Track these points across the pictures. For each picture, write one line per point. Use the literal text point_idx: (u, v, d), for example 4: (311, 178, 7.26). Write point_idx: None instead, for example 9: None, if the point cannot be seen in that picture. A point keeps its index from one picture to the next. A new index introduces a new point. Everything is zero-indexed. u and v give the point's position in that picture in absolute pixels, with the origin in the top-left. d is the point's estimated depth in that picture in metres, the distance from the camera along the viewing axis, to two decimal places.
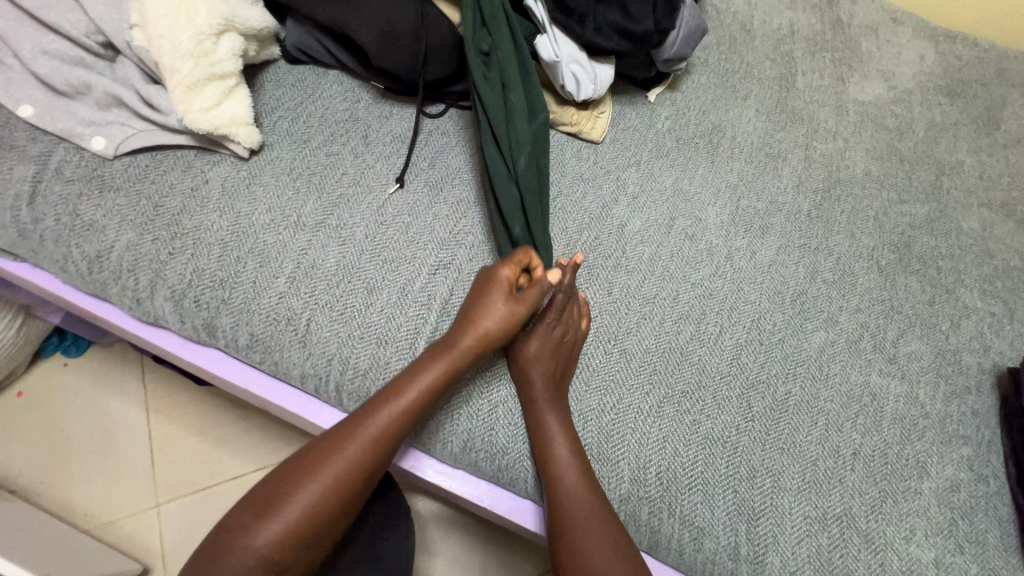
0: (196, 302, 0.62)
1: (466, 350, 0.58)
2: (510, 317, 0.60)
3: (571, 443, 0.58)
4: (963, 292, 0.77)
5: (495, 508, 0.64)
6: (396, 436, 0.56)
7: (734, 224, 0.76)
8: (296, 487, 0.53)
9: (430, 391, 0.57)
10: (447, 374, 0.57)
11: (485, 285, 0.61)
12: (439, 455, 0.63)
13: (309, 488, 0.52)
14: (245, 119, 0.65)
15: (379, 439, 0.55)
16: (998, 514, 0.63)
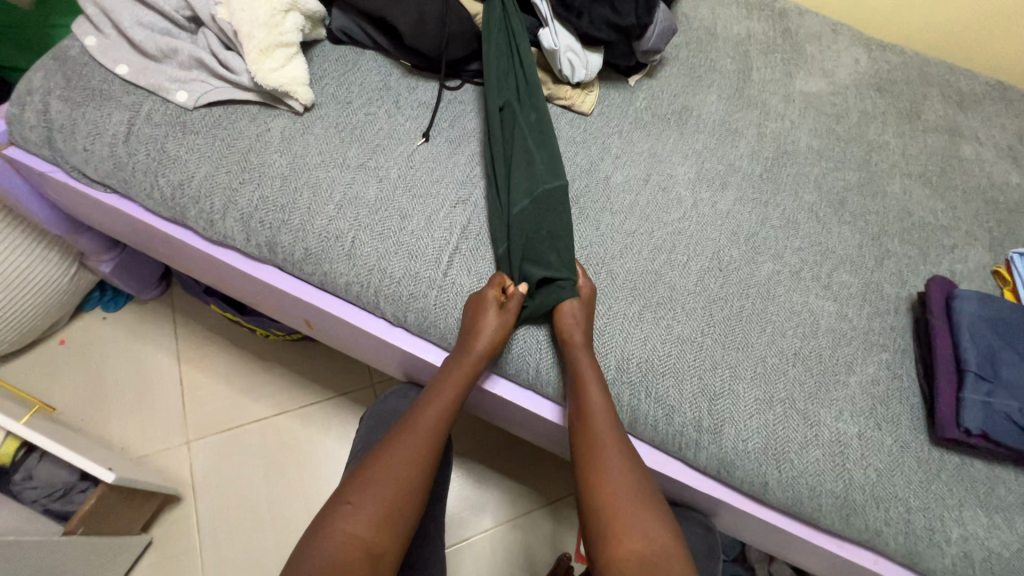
0: (261, 223, 0.76)
1: (478, 355, 0.70)
2: (505, 325, 0.71)
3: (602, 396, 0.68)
4: (886, 240, 0.94)
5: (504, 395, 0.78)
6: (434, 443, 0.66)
7: (699, 180, 0.93)
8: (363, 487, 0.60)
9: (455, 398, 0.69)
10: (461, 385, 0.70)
11: (476, 302, 0.72)
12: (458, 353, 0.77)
13: (379, 485, 0.60)
14: (303, 80, 0.80)
15: (425, 443, 0.65)
16: (909, 403, 0.78)
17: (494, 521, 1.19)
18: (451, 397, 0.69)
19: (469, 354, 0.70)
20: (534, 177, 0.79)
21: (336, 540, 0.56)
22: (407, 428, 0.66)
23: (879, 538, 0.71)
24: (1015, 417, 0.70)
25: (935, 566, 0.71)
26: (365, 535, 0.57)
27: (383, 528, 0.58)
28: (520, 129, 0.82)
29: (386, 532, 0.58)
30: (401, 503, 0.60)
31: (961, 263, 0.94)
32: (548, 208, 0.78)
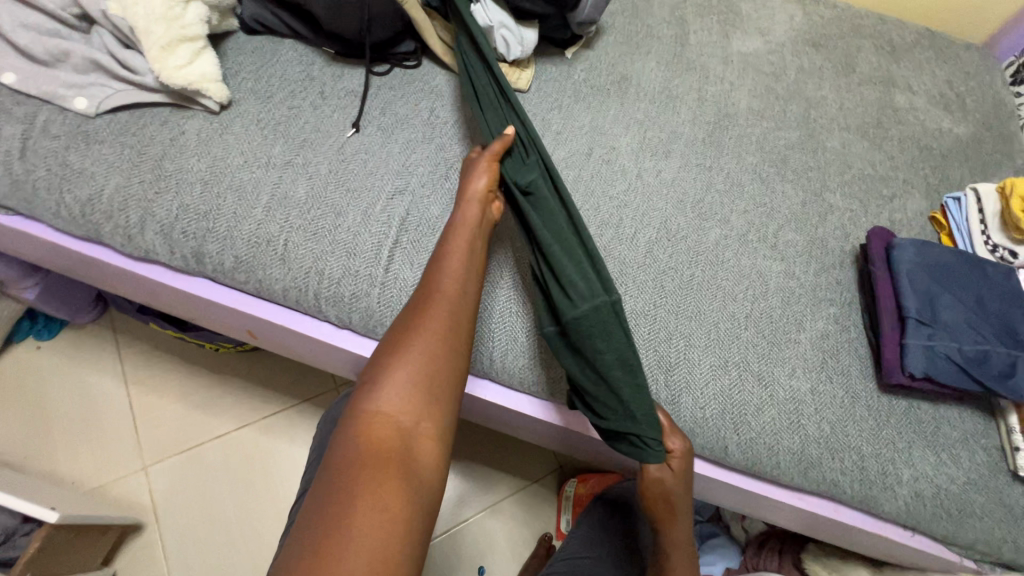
0: (183, 233, 0.71)
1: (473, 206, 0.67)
2: (492, 178, 0.69)
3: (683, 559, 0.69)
4: (828, 195, 0.95)
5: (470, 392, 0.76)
6: (456, 301, 0.59)
7: (642, 150, 0.92)
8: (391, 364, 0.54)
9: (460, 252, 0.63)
10: (467, 240, 0.64)
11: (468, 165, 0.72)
12: None
13: (404, 361, 0.54)
14: (215, 76, 0.75)
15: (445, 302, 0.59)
16: (858, 353, 0.80)
17: (473, 510, 1.18)
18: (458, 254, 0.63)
19: (469, 213, 0.66)
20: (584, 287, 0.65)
21: (361, 441, 0.49)
22: (422, 306, 0.59)
23: (836, 488, 0.73)
24: (954, 357, 0.72)
25: (890, 508, 0.73)
26: (400, 412, 0.51)
27: (419, 409, 0.52)
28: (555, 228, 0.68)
29: (422, 412, 0.52)
30: (433, 380, 0.54)
31: (899, 212, 0.96)
32: (605, 329, 0.63)
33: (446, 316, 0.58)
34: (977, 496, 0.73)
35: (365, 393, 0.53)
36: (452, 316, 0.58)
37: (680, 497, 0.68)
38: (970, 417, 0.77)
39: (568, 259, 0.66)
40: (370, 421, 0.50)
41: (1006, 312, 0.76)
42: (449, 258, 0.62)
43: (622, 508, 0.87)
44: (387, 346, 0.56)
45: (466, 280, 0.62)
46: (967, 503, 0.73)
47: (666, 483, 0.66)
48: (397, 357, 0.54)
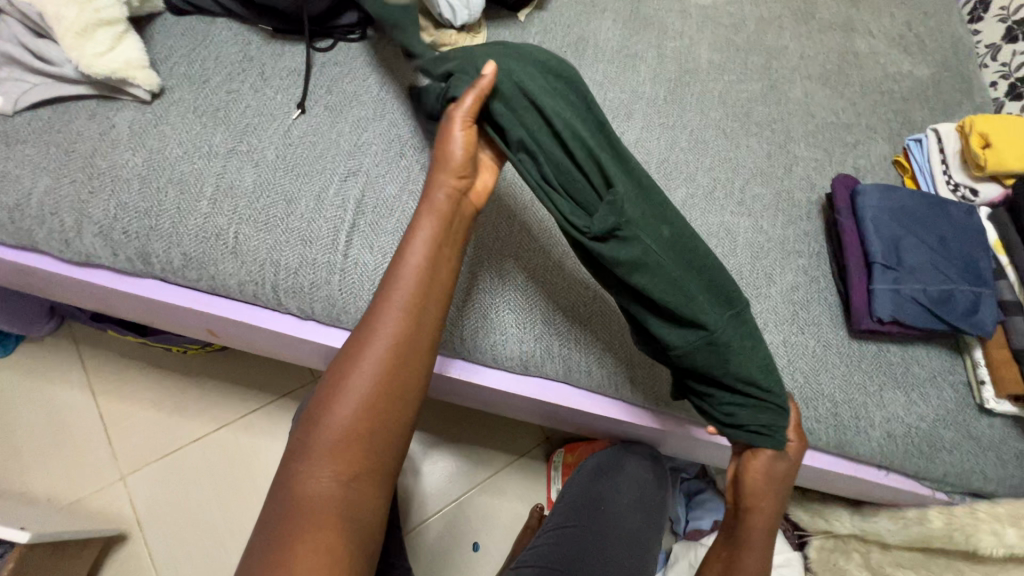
0: (124, 233, 0.67)
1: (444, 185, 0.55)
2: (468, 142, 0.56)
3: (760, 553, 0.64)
4: (793, 146, 0.94)
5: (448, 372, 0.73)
6: (420, 311, 0.52)
7: (603, 113, 0.89)
8: (344, 388, 0.49)
9: (432, 244, 0.54)
10: (430, 247, 0.53)
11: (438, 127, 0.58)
12: None
13: (357, 384, 0.49)
14: (141, 62, 0.70)
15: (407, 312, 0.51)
16: (828, 302, 0.80)
17: (463, 489, 1.18)
18: (426, 246, 0.53)
19: (434, 206, 0.55)
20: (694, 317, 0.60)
21: (306, 493, 0.46)
22: (372, 332, 0.51)
23: (812, 436, 0.74)
24: (920, 299, 0.73)
25: (864, 450, 0.75)
26: (352, 441, 0.48)
27: (364, 452, 0.48)
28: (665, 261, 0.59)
29: (371, 455, 0.48)
30: (381, 418, 0.49)
31: (863, 158, 0.96)
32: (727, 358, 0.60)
33: (397, 343, 0.51)
34: (946, 431, 0.75)
35: (306, 435, 0.48)
36: (406, 344, 0.51)
37: (778, 496, 0.65)
38: (937, 355, 0.79)
39: (682, 296, 0.59)
40: (318, 454, 0.47)
41: (969, 249, 0.77)
42: (404, 269, 0.52)
43: (605, 475, 0.88)
44: (333, 376, 0.50)
45: (428, 295, 0.53)
46: (937, 439, 0.75)
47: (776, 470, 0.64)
48: (343, 394, 0.49)
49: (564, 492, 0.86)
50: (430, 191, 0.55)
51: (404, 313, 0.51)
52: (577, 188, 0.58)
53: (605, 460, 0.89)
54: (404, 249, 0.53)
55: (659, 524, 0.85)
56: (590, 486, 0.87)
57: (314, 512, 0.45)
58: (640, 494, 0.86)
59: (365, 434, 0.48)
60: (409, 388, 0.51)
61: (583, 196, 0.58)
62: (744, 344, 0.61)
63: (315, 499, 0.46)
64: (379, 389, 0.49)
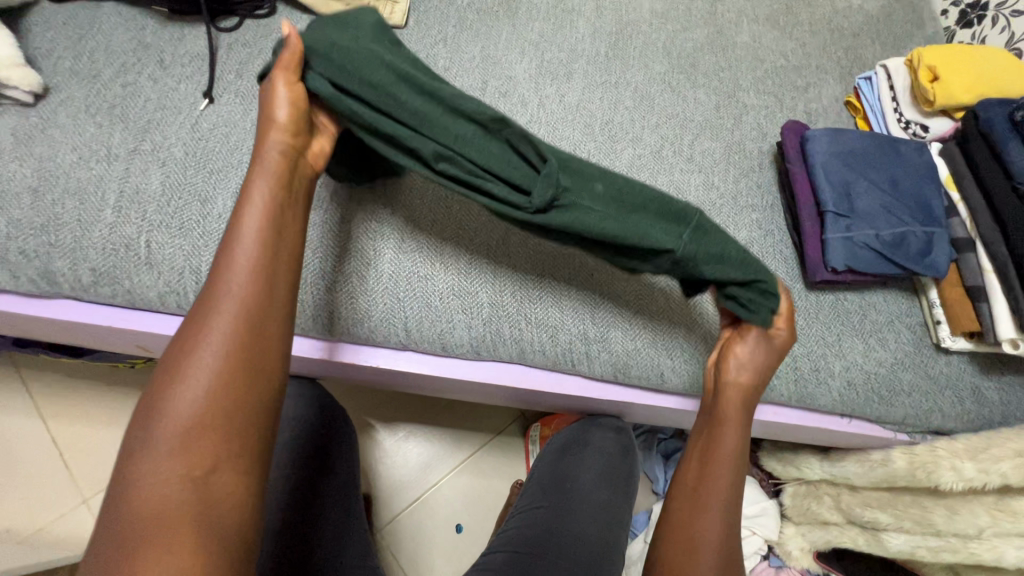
0: (22, 253, 0.61)
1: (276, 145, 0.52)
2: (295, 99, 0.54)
3: (735, 438, 0.62)
4: (742, 94, 0.90)
5: (397, 366, 0.70)
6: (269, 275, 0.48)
7: (541, 75, 0.84)
8: (186, 371, 0.44)
9: (271, 203, 0.50)
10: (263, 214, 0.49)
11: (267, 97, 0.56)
12: (331, 336, 0.68)
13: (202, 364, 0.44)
14: (14, 60, 0.63)
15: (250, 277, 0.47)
16: (783, 255, 0.78)
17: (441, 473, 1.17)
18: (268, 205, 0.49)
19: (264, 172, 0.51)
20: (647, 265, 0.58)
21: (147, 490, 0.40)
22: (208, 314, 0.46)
23: (773, 393, 0.74)
24: (873, 245, 0.72)
25: (825, 401, 0.75)
26: (202, 425, 0.42)
27: (217, 433, 0.42)
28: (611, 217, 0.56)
29: (230, 440, 0.43)
30: (230, 404, 0.43)
31: (815, 101, 0.92)
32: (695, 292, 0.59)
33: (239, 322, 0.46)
34: (905, 374, 0.75)
35: (143, 430, 0.42)
36: (250, 319, 0.46)
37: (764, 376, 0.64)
38: (894, 300, 0.78)
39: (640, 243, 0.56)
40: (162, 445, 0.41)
41: (920, 189, 0.75)
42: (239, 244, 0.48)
43: (571, 452, 0.89)
44: (172, 362, 0.44)
45: (275, 265, 0.49)
46: (896, 382, 0.75)
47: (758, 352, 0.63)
48: (184, 381, 0.43)
49: (531, 474, 0.88)
50: (260, 153, 0.52)
51: (246, 283, 0.46)
52: (506, 167, 0.55)
53: (569, 437, 0.90)
54: (238, 214, 0.49)
55: (627, 494, 0.87)
56: (557, 464, 0.88)
57: (167, 508, 0.40)
58: (605, 467, 0.88)
59: (219, 418, 0.43)
60: (267, 358, 0.46)
61: (514, 174, 0.55)
62: (716, 259, 0.58)
63: (167, 494, 0.40)
64: (228, 366, 0.44)
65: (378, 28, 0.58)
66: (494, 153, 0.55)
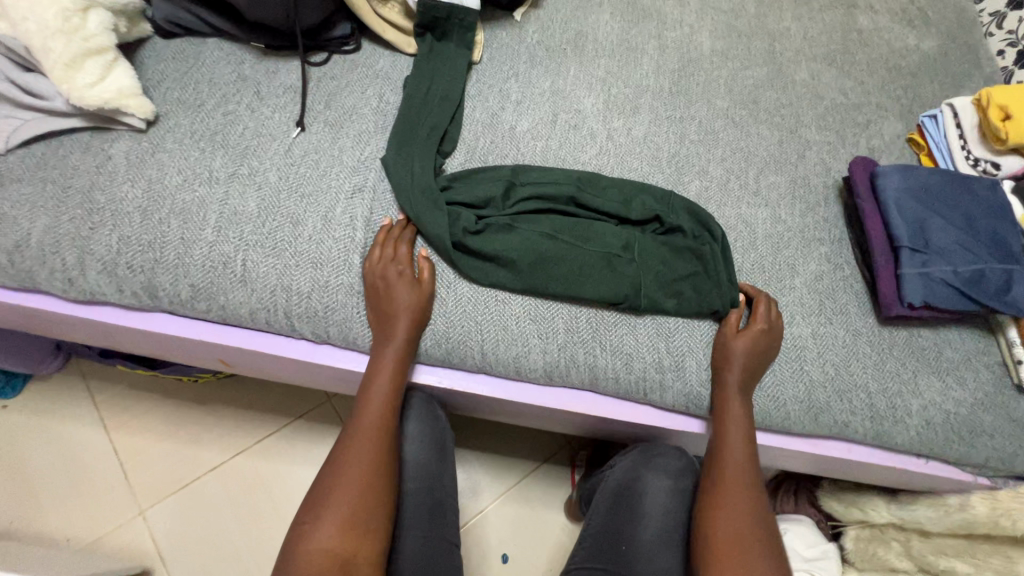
0: (128, 268, 0.65)
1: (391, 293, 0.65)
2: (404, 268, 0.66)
3: (742, 446, 0.66)
4: (804, 130, 0.92)
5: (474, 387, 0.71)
6: (387, 425, 0.63)
7: (609, 109, 0.87)
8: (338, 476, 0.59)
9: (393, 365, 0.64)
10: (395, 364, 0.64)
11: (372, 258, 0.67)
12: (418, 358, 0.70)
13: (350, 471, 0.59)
14: (133, 90, 0.68)
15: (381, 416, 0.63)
16: (854, 290, 0.78)
17: (488, 500, 1.16)
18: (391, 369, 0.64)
19: (399, 310, 0.64)
20: (652, 282, 0.70)
21: (318, 542, 0.55)
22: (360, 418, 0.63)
23: (849, 429, 0.72)
24: (951, 281, 0.71)
25: (903, 440, 0.73)
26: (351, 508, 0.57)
27: (359, 516, 0.57)
28: (606, 257, 0.70)
29: (362, 523, 0.57)
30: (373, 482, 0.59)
31: (876, 138, 0.93)
32: (696, 289, 0.71)
33: (378, 430, 0.63)
34: (987, 415, 0.73)
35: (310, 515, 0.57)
36: (389, 433, 0.63)
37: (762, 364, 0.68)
38: (971, 337, 0.77)
39: (631, 270, 0.70)
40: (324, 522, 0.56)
41: (995, 226, 0.75)
42: (377, 391, 0.64)
43: (623, 504, 0.83)
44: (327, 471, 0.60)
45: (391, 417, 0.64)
46: (977, 423, 0.73)
47: (747, 341, 0.68)
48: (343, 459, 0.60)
49: (586, 530, 0.84)
50: (376, 288, 0.66)
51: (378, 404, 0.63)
52: (528, 235, 0.70)
53: (618, 485, 0.84)
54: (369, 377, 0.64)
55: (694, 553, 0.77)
56: (608, 519, 0.83)
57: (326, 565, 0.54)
58: (665, 524, 0.80)
59: (360, 504, 0.58)
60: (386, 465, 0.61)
61: (536, 241, 0.69)
62: (698, 273, 0.71)
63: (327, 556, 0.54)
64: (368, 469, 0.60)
65: (407, 140, 0.75)
66: (520, 231, 0.70)
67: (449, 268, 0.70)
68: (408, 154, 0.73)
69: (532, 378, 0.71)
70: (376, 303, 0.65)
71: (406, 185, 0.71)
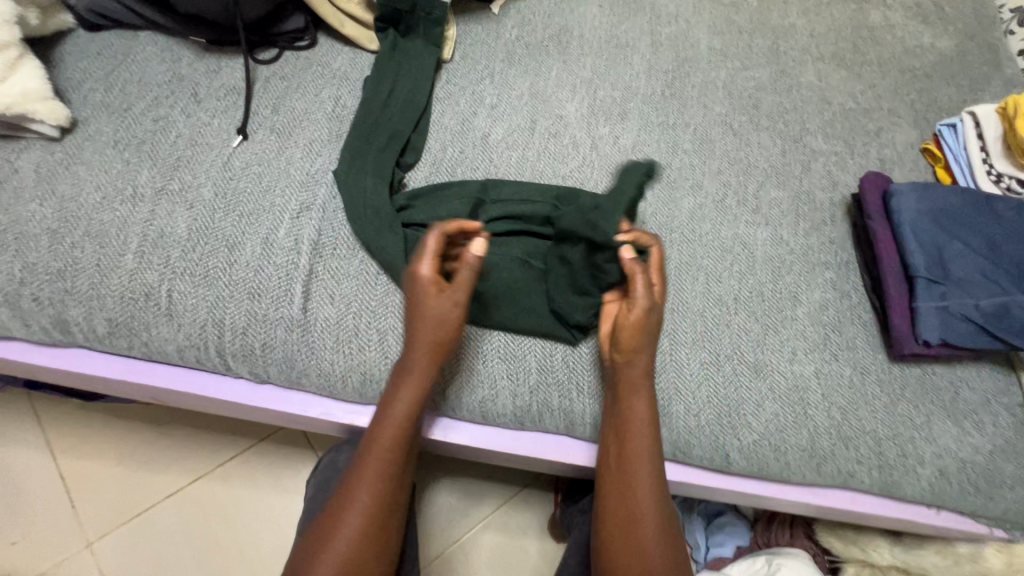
0: (35, 300, 0.57)
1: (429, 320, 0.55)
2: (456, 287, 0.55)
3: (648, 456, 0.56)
4: (809, 139, 0.83)
5: (445, 438, 0.64)
6: (401, 468, 0.56)
7: (594, 114, 0.78)
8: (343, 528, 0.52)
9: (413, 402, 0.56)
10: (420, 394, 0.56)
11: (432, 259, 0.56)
12: (371, 401, 0.62)
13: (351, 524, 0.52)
14: (41, 93, 0.59)
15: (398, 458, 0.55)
16: (862, 322, 0.70)
17: (465, 526, 0.99)
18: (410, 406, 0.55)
19: (427, 342, 0.55)
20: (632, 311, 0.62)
21: None
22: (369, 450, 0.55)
23: (854, 479, 0.65)
24: (972, 317, 0.64)
25: (913, 492, 0.65)
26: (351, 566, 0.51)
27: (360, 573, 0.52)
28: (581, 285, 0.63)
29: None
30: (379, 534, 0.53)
31: (888, 148, 0.85)
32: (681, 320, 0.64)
33: (393, 474, 0.55)
34: (1007, 464, 0.66)
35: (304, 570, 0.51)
36: (401, 475, 0.56)
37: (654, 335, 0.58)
38: (990, 375, 0.69)
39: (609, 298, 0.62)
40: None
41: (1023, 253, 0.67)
42: (391, 430, 0.55)
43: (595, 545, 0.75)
44: (328, 521, 0.53)
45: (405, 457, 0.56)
46: (996, 473, 0.65)
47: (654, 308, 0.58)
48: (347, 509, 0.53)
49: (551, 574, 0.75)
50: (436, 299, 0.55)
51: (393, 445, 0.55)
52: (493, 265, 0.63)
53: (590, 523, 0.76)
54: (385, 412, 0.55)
55: None
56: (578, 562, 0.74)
57: None
58: None
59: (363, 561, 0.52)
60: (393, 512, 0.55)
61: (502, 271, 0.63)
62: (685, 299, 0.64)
63: None
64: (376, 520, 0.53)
65: (364, 151, 0.66)
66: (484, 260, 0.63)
67: (407, 299, 0.61)
68: (364, 169, 0.65)
69: (501, 423, 0.63)
70: (421, 323, 0.55)
71: (359, 205, 0.63)
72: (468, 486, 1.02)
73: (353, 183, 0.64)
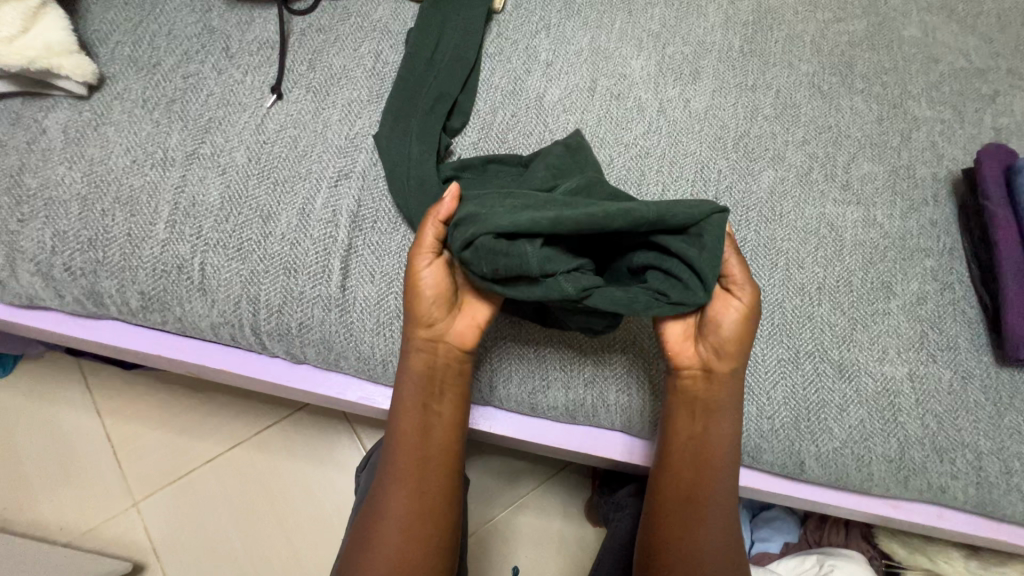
0: (67, 270, 0.54)
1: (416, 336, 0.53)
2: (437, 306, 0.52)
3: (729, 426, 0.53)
4: (911, 104, 0.72)
5: (489, 428, 0.60)
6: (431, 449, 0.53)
7: (662, 74, 0.69)
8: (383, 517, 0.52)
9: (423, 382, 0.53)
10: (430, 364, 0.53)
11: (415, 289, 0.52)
12: None
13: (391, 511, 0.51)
14: (66, 47, 0.55)
15: (424, 441, 0.53)
16: (967, 319, 0.61)
17: (500, 508, 0.96)
18: (419, 384, 0.53)
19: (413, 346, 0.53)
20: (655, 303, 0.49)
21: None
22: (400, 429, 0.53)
23: (946, 495, 0.58)
24: None
25: (1013, 512, 0.58)
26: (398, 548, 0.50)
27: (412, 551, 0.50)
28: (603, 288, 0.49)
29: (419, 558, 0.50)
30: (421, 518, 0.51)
31: (1006, 115, 0.72)
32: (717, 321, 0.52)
33: (422, 456, 0.52)
34: None
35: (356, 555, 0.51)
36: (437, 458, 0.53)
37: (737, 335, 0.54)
38: None
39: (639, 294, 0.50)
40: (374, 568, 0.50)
41: None
42: (411, 412, 0.53)
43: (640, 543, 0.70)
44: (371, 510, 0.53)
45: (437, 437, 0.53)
46: None
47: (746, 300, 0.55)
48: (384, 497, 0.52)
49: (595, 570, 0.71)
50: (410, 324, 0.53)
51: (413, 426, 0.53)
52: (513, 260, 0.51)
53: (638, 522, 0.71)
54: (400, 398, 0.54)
55: None
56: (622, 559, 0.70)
57: None
58: None
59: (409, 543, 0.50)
60: (435, 496, 0.52)
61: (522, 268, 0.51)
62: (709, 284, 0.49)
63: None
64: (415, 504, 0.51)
65: (410, 115, 0.60)
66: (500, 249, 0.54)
67: None
68: (409, 135, 0.58)
69: (555, 415, 0.59)
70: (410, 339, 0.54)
71: (402, 174, 0.57)
72: (506, 467, 0.99)
73: (397, 151, 0.58)
